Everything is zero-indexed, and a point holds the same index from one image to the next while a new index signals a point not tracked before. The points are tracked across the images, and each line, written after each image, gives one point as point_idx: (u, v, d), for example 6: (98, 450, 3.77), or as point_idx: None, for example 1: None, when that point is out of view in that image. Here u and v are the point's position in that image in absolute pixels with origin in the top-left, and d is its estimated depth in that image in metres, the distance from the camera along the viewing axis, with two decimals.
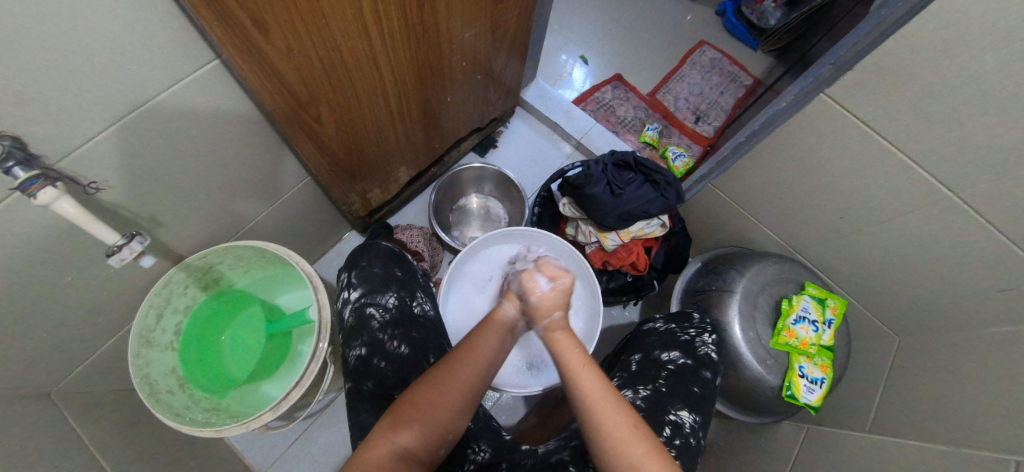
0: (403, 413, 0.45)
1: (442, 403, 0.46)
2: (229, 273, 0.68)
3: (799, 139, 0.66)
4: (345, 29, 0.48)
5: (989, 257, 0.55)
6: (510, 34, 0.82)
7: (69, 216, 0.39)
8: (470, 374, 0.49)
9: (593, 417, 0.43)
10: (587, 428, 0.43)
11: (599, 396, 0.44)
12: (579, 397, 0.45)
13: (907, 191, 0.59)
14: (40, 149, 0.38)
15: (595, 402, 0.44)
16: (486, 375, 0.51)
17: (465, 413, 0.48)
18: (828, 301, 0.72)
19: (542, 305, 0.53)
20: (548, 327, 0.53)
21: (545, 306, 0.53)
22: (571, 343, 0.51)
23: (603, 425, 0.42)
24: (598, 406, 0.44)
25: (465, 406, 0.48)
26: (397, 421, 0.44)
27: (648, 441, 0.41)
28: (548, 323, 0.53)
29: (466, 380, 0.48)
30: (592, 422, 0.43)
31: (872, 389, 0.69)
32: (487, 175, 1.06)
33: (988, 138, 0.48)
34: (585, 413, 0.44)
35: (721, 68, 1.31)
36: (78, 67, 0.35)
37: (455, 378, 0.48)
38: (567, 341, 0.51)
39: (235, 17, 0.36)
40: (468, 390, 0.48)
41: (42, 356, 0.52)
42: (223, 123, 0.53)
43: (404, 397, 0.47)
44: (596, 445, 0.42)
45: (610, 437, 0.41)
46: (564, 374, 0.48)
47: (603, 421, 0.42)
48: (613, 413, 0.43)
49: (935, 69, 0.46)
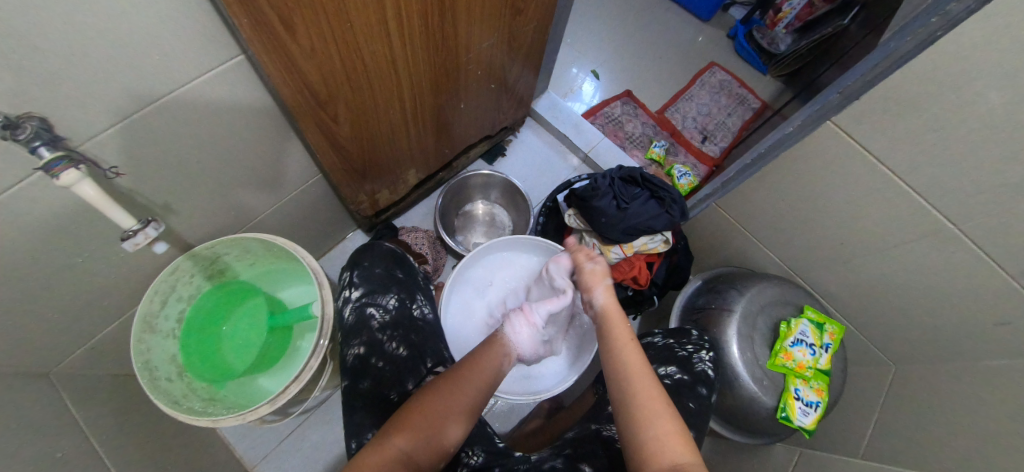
0: (404, 418, 0.46)
1: (448, 408, 0.48)
2: (234, 264, 0.69)
3: (806, 164, 0.67)
4: (368, 31, 0.49)
5: (988, 291, 0.56)
6: (526, 46, 0.84)
7: (88, 198, 0.40)
8: (472, 387, 0.50)
9: (628, 383, 0.46)
10: (620, 392, 0.46)
11: (637, 367, 0.48)
12: (616, 365, 0.49)
13: (910, 221, 0.60)
14: (66, 131, 0.39)
15: (632, 372, 0.47)
16: (486, 392, 0.51)
17: (467, 426, 0.48)
18: (827, 326, 0.72)
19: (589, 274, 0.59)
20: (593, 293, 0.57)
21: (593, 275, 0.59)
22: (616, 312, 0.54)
23: (636, 390, 0.45)
24: (635, 373, 0.47)
25: (467, 415, 0.48)
26: (398, 428, 0.45)
27: (675, 421, 0.43)
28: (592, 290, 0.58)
29: (463, 393, 0.49)
30: (626, 387, 0.46)
31: (866, 416, 0.70)
32: (495, 182, 1.07)
33: (988, 173, 0.49)
34: (622, 378, 0.47)
35: (730, 91, 1.33)
36: (112, 54, 0.37)
37: (452, 395, 0.48)
38: (616, 313, 0.54)
39: (264, 15, 0.38)
40: (467, 408, 0.49)
41: (49, 335, 0.53)
42: (244, 116, 0.54)
43: (406, 405, 0.48)
44: (626, 407, 0.45)
45: (639, 405, 0.44)
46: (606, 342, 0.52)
47: (637, 387, 0.46)
48: (645, 387, 0.46)
49: (939, 105, 0.48)
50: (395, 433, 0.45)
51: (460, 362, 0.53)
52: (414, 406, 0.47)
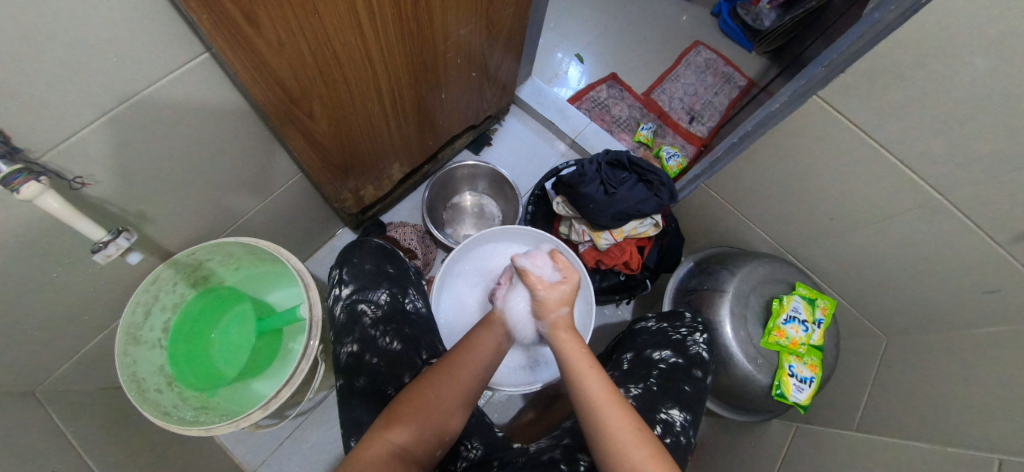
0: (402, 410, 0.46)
1: (445, 400, 0.48)
2: (218, 270, 0.67)
3: (792, 140, 0.66)
4: (338, 22, 0.47)
5: (976, 259, 0.56)
6: (506, 30, 0.82)
7: (52, 211, 0.38)
8: (465, 375, 0.51)
9: (586, 392, 0.46)
10: (580, 403, 0.46)
11: (593, 373, 0.48)
12: (573, 376, 0.49)
13: (897, 192, 0.60)
14: (24, 142, 0.37)
15: (588, 379, 0.48)
16: (480, 382, 0.52)
17: (463, 417, 0.49)
18: (818, 301, 0.73)
19: (548, 300, 0.56)
20: (554, 323, 0.55)
21: (551, 301, 0.56)
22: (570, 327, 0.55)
23: (593, 400, 0.45)
24: (591, 379, 0.47)
25: (463, 405, 0.49)
26: (390, 422, 0.45)
27: (633, 419, 0.44)
28: (554, 319, 0.55)
29: (458, 380, 0.50)
30: (584, 396, 0.46)
31: (859, 389, 0.70)
32: (482, 173, 1.06)
33: (973, 142, 0.49)
34: (579, 388, 0.47)
35: (716, 69, 1.32)
36: (63, 60, 0.35)
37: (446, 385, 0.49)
38: (565, 327, 0.55)
39: (226, 12, 0.36)
40: (462, 397, 0.49)
41: (29, 354, 0.52)
42: (213, 118, 0.52)
43: (400, 399, 0.48)
44: (585, 419, 0.45)
45: (600, 411, 0.44)
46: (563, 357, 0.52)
47: (595, 394, 0.46)
48: (601, 392, 0.46)
49: (924, 74, 0.47)
50: (390, 427, 0.44)
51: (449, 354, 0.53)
52: (410, 399, 0.47)
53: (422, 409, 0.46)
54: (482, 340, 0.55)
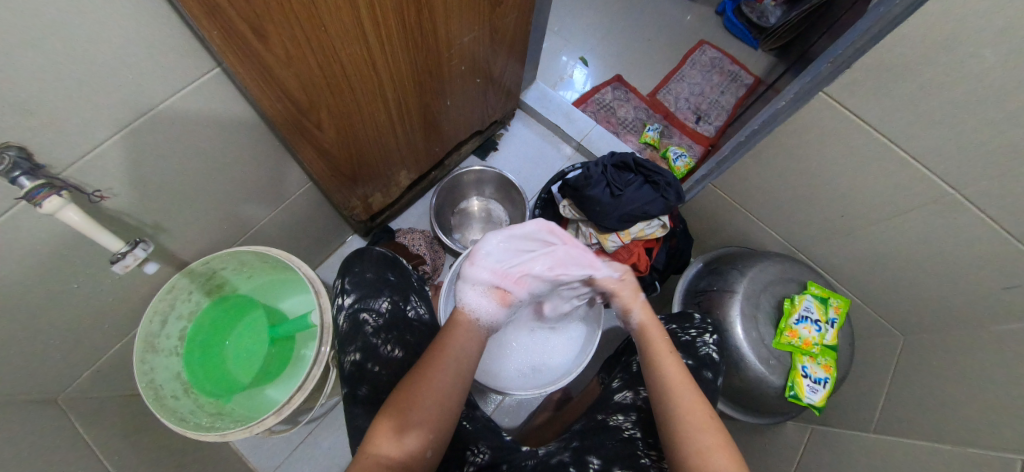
0: (400, 413, 0.46)
1: (424, 401, 0.47)
2: (233, 279, 0.69)
3: (800, 138, 0.66)
4: (345, 35, 0.49)
5: (994, 254, 0.55)
6: (509, 36, 0.82)
7: (74, 224, 0.40)
8: (446, 375, 0.50)
9: (673, 401, 0.48)
10: (664, 411, 0.48)
11: (679, 384, 0.49)
12: (658, 383, 0.50)
13: (909, 188, 0.59)
14: (47, 158, 0.39)
15: (676, 388, 0.49)
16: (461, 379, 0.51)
17: (451, 416, 0.49)
18: (831, 301, 0.72)
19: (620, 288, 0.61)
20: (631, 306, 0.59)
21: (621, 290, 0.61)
22: (655, 331, 0.56)
23: (678, 412, 0.47)
24: (678, 391, 0.48)
25: (445, 406, 0.48)
26: (383, 427, 0.46)
27: (718, 433, 0.45)
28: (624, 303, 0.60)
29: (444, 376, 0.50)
30: (671, 406, 0.48)
31: (875, 389, 0.69)
32: (487, 177, 1.06)
33: (987, 134, 0.48)
34: (664, 397, 0.49)
35: (722, 68, 1.31)
36: (81, 77, 0.36)
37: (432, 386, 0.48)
38: (653, 329, 0.56)
39: (235, 26, 0.37)
40: (446, 396, 0.49)
41: (53, 361, 0.53)
42: (226, 129, 0.54)
43: (397, 399, 0.48)
44: (670, 429, 0.46)
45: (686, 423, 0.46)
46: (646, 362, 0.53)
47: (680, 407, 0.47)
48: (688, 403, 0.47)
49: (932, 67, 0.46)
50: (377, 435, 0.45)
51: (433, 350, 0.53)
52: (396, 402, 0.47)
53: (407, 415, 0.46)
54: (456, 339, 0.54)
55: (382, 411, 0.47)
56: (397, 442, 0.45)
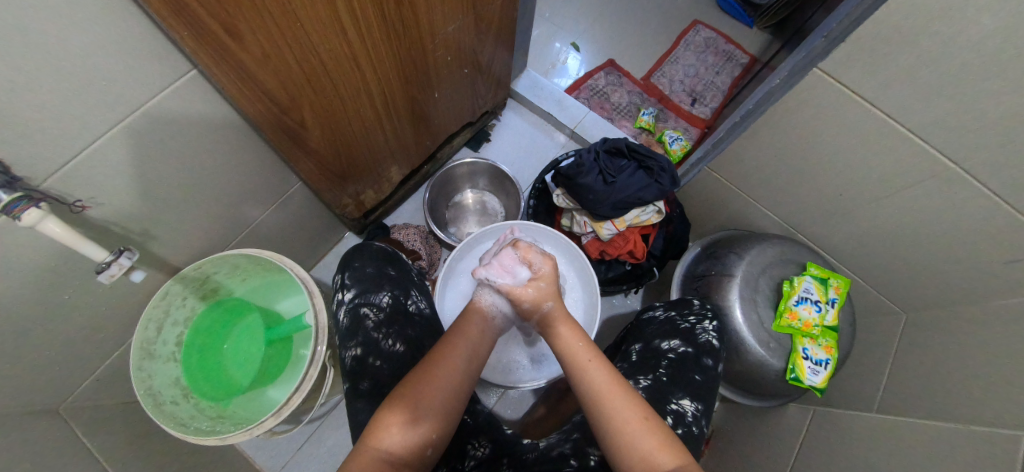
0: (409, 403, 0.46)
1: (436, 394, 0.47)
2: (227, 282, 0.69)
3: (795, 117, 0.64)
4: (322, 30, 0.47)
5: (996, 228, 0.54)
6: (496, 23, 0.80)
7: (56, 236, 0.39)
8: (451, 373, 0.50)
9: (604, 409, 0.45)
10: (598, 422, 0.45)
11: (610, 389, 0.46)
12: (587, 393, 0.47)
13: (908, 163, 0.57)
14: (24, 170, 0.38)
15: (606, 395, 0.46)
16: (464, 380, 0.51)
17: (458, 410, 0.49)
18: (831, 281, 0.71)
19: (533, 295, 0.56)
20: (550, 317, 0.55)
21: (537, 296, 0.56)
22: (576, 337, 0.53)
23: (613, 420, 0.44)
24: (611, 398, 0.45)
25: (452, 402, 0.48)
26: (391, 418, 0.45)
27: (657, 429, 0.43)
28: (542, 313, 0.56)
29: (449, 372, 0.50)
30: (604, 414, 0.44)
31: (878, 369, 0.68)
32: (481, 169, 1.05)
33: (988, 105, 0.46)
34: (596, 406, 0.45)
35: (716, 48, 1.28)
36: (49, 87, 0.35)
37: (435, 385, 0.48)
38: (574, 336, 0.53)
39: (205, 25, 0.36)
40: (454, 394, 0.49)
41: (51, 373, 0.54)
42: (207, 133, 0.53)
43: (405, 389, 0.47)
44: (608, 440, 0.43)
45: (621, 431, 0.43)
46: (575, 373, 0.50)
47: (614, 414, 0.44)
48: (622, 408, 0.44)
49: (929, 38, 0.45)
50: (381, 428, 0.44)
51: (433, 351, 0.52)
52: (408, 393, 0.47)
53: (420, 404, 0.46)
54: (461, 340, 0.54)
55: (388, 400, 0.47)
56: (406, 431, 0.44)
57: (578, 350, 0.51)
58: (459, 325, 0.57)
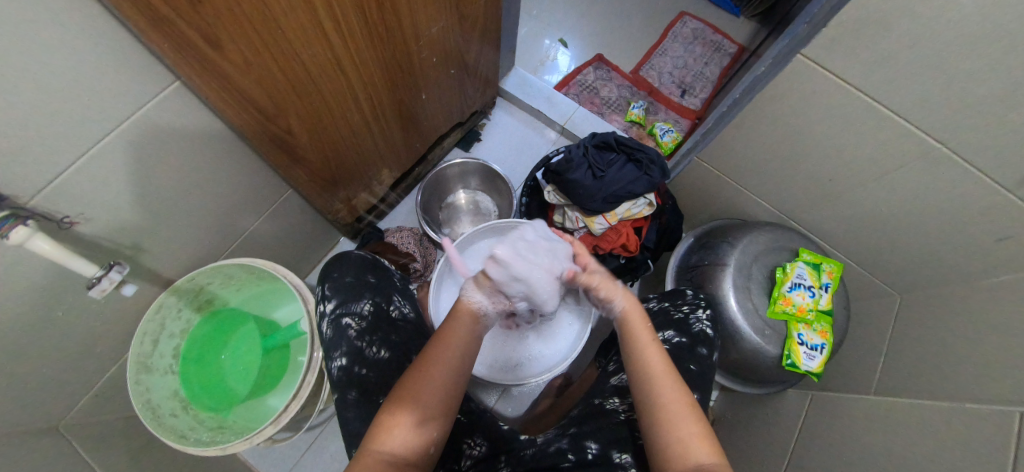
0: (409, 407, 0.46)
1: (433, 390, 0.47)
2: (221, 292, 0.69)
3: (782, 104, 0.64)
4: (304, 37, 0.47)
5: (983, 205, 0.54)
6: (480, 23, 0.81)
7: (44, 253, 0.39)
8: (444, 371, 0.49)
9: (654, 389, 0.46)
10: (647, 397, 0.47)
11: (662, 372, 0.48)
12: (641, 370, 0.48)
13: (896, 146, 0.57)
14: (11, 189, 0.38)
15: (658, 378, 0.47)
16: (460, 373, 0.50)
17: (455, 401, 0.49)
18: (823, 266, 0.72)
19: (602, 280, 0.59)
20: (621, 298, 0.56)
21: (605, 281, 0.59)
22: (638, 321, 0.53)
23: (661, 403, 0.45)
24: (663, 381, 0.47)
25: (450, 394, 0.48)
26: (391, 422, 0.45)
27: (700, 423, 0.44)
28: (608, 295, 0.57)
29: (445, 365, 0.49)
30: (654, 394, 0.46)
31: (874, 352, 0.69)
32: (472, 169, 1.05)
33: (971, 82, 0.46)
34: (648, 387, 0.47)
35: (704, 39, 1.28)
36: (32, 104, 0.35)
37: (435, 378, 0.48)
38: (638, 321, 0.53)
39: (187, 39, 0.37)
40: (452, 385, 0.49)
41: (46, 391, 0.53)
42: (194, 144, 0.53)
43: (408, 386, 0.47)
44: (651, 419, 0.45)
45: (668, 411, 0.45)
46: (631, 348, 0.51)
47: (664, 397, 0.46)
48: (672, 395, 0.46)
49: (908, 19, 0.45)
50: (384, 431, 0.44)
51: (433, 340, 0.52)
52: (408, 385, 0.47)
53: (418, 403, 0.46)
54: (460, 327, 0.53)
55: (385, 405, 0.47)
56: (416, 429, 0.45)
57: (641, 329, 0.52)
58: (448, 324, 0.53)
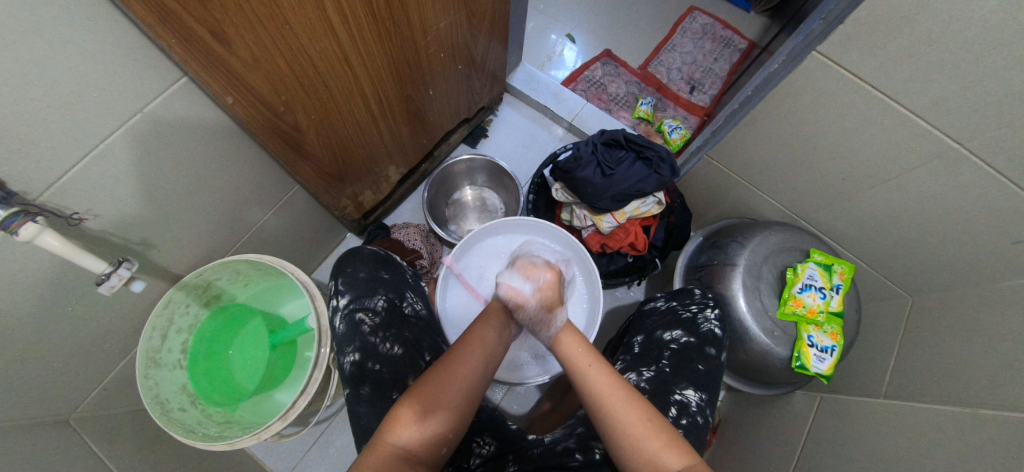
0: (425, 400, 0.46)
1: (447, 404, 0.46)
2: (230, 288, 0.69)
3: (796, 101, 0.63)
4: (312, 33, 0.47)
5: (1000, 208, 0.53)
6: (488, 17, 0.79)
7: (53, 249, 0.39)
8: (465, 376, 0.49)
9: (610, 416, 0.46)
10: (602, 425, 0.46)
11: (613, 397, 0.47)
12: (593, 397, 0.48)
13: (913, 147, 0.56)
14: (18, 185, 0.38)
15: (609, 406, 0.46)
16: (481, 376, 0.51)
17: (473, 405, 0.49)
18: (835, 267, 0.71)
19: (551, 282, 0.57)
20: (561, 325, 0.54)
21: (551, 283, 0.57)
22: (576, 343, 0.53)
23: (622, 430, 0.45)
24: (615, 404, 0.46)
25: (467, 396, 0.48)
26: (404, 416, 0.44)
27: (666, 434, 0.45)
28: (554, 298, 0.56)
29: (459, 388, 0.48)
30: (609, 421, 0.46)
31: (885, 354, 0.68)
32: (479, 165, 1.05)
33: (990, 83, 0.45)
34: (603, 414, 0.46)
35: (714, 34, 1.27)
36: (40, 100, 0.35)
37: (448, 391, 0.47)
38: (574, 342, 0.53)
39: (192, 32, 0.36)
40: (469, 390, 0.48)
41: (55, 385, 0.54)
42: (200, 140, 0.52)
43: (420, 384, 0.47)
44: (617, 445, 0.45)
45: (628, 435, 0.44)
46: (578, 380, 0.50)
47: (620, 421, 0.45)
48: (630, 416, 0.45)
49: (929, 16, 0.44)
50: (397, 425, 0.44)
51: (456, 345, 0.52)
52: (432, 382, 0.47)
53: (436, 396, 0.46)
54: (483, 335, 0.53)
55: (403, 397, 0.46)
56: (419, 428, 0.44)
57: (581, 360, 0.51)
58: (471, 332, 0.54)
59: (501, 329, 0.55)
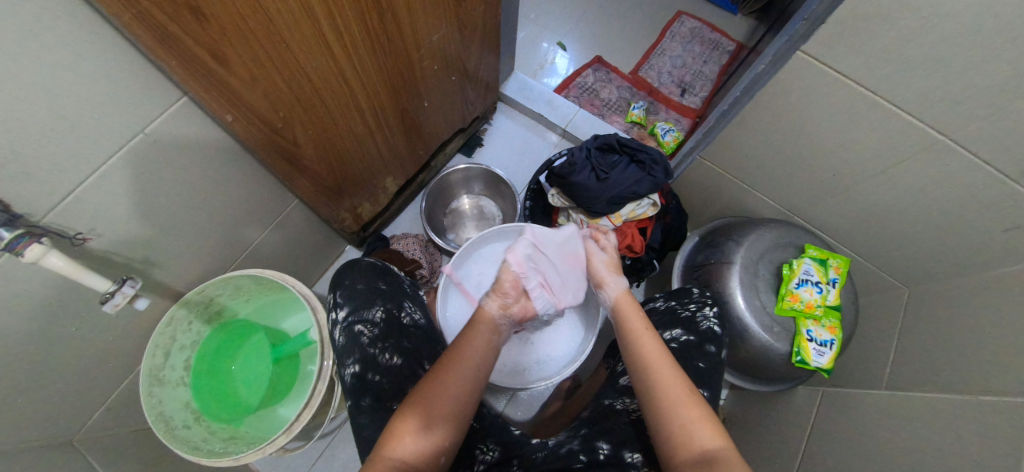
0: (420, 411, 0.46)
1: (441, 398, 0.47)
2: (230, 304, 0.70)
3: (784, 100, 0.64)
4: (309, 51, 0.48)
5: (990, 196, 0.54)
6: (479, 29, 0.81)
7: (58, 269, 0.40)
8: (459, 381, 0.49)
9: (654, 375, 0.48)
10: (645, 379, 0.49)
11: (659, 357, 0.50)
12: (638, 360, 0.51)
13: (900, 140, 0.57)
14: (23, 207, 0.39)
15: (654, 364, 0.49)
16: (476, 382, 0.50)
17: (471, 409, 0.49)
18: (830, 261, 0.71)
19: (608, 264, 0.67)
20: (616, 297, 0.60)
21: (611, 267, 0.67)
22: (631, 309, 0.57)
23: (662, 390, 0.47)
24: (659, 365, 0.49)
25: (465, 400, 0.48)
26: (402, 429, 0.45)
27: (701, 407, 0.45)
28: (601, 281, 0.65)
29: (463, 380, 0.49)
30: (653, 378, 0.48)
31: (884, 346, 0.69)
32: (475, 174, 1.06)
33: (971, 75, 0.47)
34: (645, 372, 0.49)
35: (702, 38, 1.29)
36: (43, 123, 0.36)
37: (454, 380, 0.49)
38: (630, 309, 0.57)
39: (193, 54, 0.37)
40: (466, 391, 0.49)
41: (59, 407, 0.54)
42: (200, 157, 0.53)
43: (414, 395, 0.48)
44: (652, 406, 0.46)
45: (667, 396, 0.46)
46: (627, 339, 0.54)
47: (664, 382, 0.47)
48: (670, 378, 0.48)
49: (907, 13, 0.45)
50: (396, 436, 0.44)
51: (451, 349, 0.52)
52: (424, 391, 0.48)
53: (432, 406, 0.46)
54: (477, 335, 0.54)
55: (399, 410, 0.47)
56: (420, 438, 0.44)
57: (635, 322, 0.55)
58: (465, 333, 0.54)
59: (492, 330, 0.55)
